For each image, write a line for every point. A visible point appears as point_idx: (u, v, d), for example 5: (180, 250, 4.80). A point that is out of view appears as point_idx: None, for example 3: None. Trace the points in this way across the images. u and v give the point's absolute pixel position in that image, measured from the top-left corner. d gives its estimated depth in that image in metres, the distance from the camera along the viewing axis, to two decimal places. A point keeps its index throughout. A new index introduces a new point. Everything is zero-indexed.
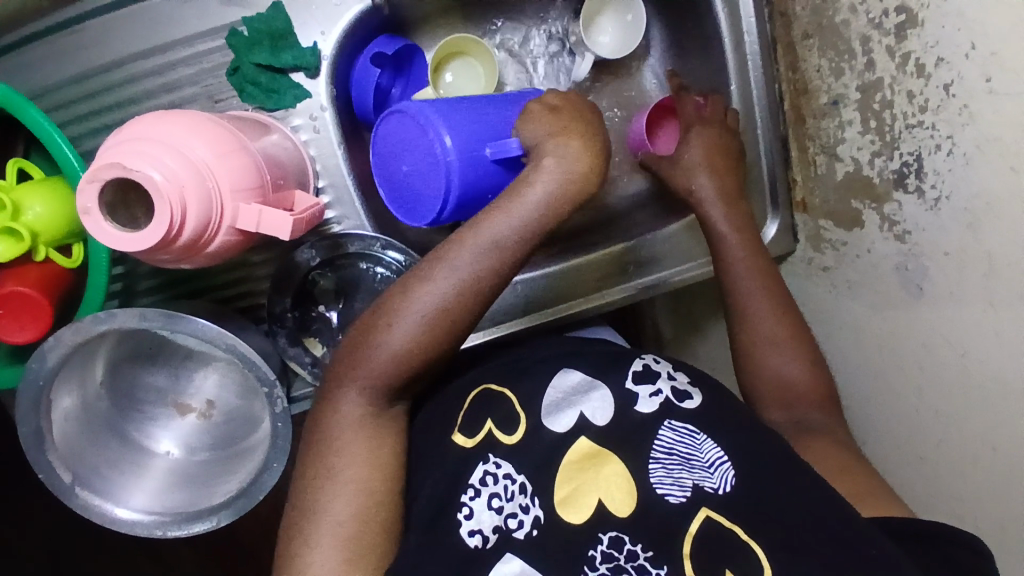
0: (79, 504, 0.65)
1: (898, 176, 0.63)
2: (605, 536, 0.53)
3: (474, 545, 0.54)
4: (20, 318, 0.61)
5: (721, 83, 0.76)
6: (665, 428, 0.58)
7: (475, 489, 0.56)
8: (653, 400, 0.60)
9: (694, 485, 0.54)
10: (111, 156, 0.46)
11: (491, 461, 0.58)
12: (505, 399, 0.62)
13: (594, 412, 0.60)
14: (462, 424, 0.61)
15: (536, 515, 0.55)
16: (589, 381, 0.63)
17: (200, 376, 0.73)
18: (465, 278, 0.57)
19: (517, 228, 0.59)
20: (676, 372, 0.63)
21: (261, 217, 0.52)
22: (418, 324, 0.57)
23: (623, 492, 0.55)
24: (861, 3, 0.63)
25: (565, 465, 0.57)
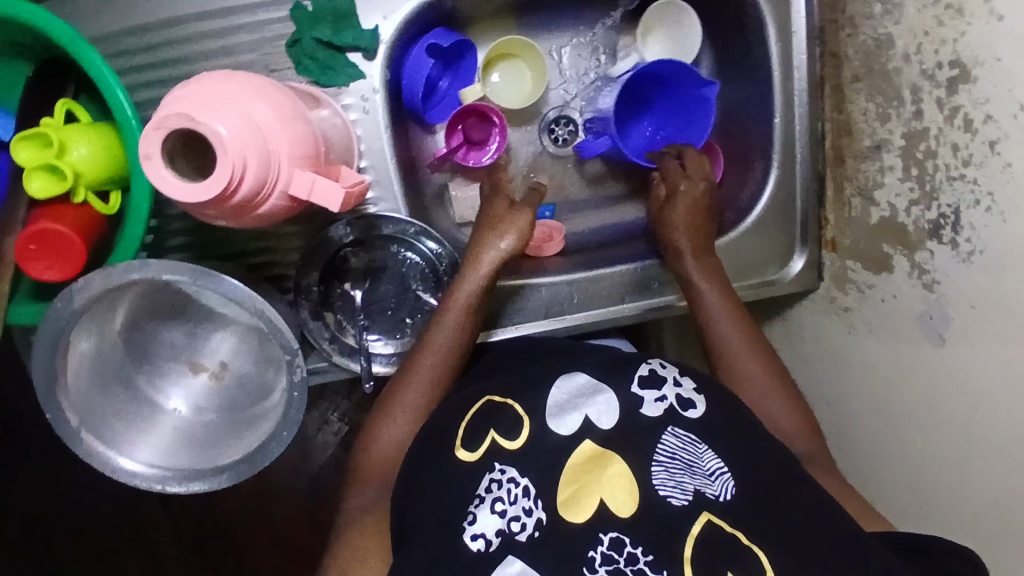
0: (82, 450, 0.65)
1: (933, 226, 0.64)
2: (605, 536, 0.51)
3: (477, 549, 0.52)
4: (50, 256, 0.60)
5: (765, 114, 0.77)
6: (668, 434, 0.57)
7: (480, 497, 0.54)
8: (658, 405, 0.59)
9: (695, 491, 0.53)
10: (179, 107, 0.47)
11: (497, 468, 0.56)
12: (508, 409, 0.59)
13: (598, 415, 0.58)
14: (463, 439, 0.58)
15: (538, 517, 0.53)
16: (594, 385, 0.60)
17: (216, 337, 0.72)
18: (442, 366, 0.67)
19: (466, 309, 0.68)
20: (682, 378, 0.62)
21: (314, 186, 0.53)
22: (410, 405, 0.65)
23: (625, 492, 0.53)
24: (916, 53, 0.64)
25: (569, 468, 0.55)
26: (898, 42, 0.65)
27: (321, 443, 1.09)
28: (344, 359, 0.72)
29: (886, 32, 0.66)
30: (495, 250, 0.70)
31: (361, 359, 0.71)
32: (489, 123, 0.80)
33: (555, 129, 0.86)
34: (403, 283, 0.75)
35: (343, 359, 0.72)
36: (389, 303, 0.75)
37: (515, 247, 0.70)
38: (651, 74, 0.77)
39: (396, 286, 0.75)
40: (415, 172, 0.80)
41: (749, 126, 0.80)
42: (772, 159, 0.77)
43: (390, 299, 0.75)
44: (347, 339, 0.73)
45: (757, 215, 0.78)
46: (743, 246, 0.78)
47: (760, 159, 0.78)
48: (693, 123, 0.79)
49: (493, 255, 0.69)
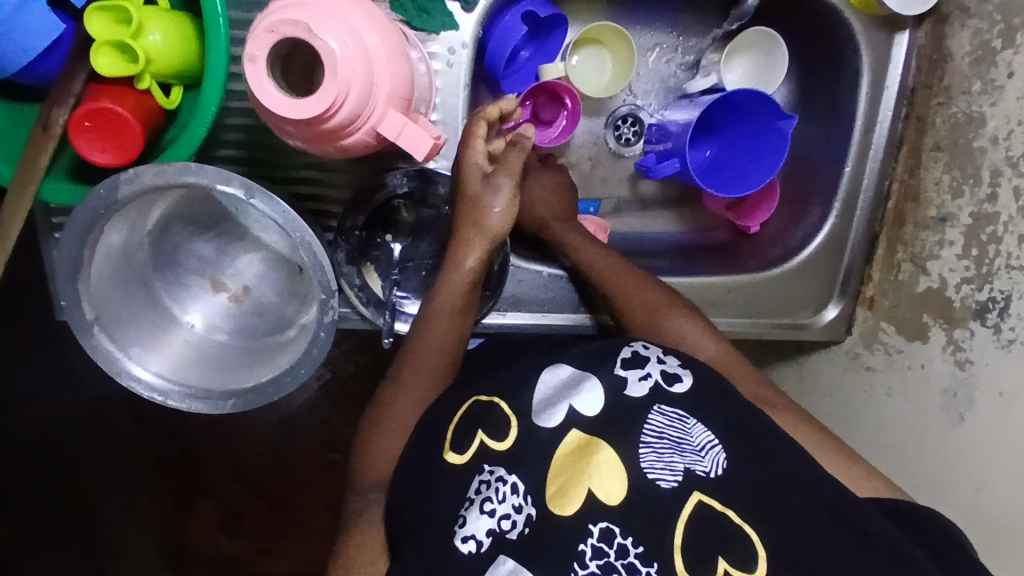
0: (91, 346, 0.62)
1: (980, 307, 0.65)
2: (595, 527, 0.48)
3: (468, 552, 0.49)
4: (105, 138, 0.57)
5: (837, 160, 0.77)
6: (654, 412, 0.53)
7: (470, 498, 0.51)
8: (642, 386, 0.56)
9: (685, 470, 0.50)
10: (293, 14, 0.45)
11: (485, 470, 0.52)
12: (495, 408, 0.55)
13: (583, 403, 0.54)
14: (452, 442, 0.55)
15: (529, 513, 0.50)
16: (579, 375, 0.57)
17: (245, 259, 0.70)
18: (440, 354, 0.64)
19: (458, 306, 0.65)
20: (666, 356, 0.59)
21: (404, 129, 0.51)
22: (404, 400, 0.63)
23: (614, 480, 0.50)
24: (1005, 137, 0.64)
25: (557, 458, 0.52)
26: (990, 122, 0.66)
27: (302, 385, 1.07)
28: (370, 311, 0.70)
29: (980, 110, 0.67)
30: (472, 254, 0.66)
31: (386, 314, 0.69)
32: (559, 103, 0.78)
33: (620, 127, 0.83)
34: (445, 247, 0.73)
35: (369, 311, 0.70)
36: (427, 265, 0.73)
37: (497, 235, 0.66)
38: (725, 101, 0.74)
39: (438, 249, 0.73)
40: None
41: (816, 169, 0.79)
42: (832, 207, 0.77)
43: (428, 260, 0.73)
44: (378, 290, 0.72)
45: (804, 258, 0.78)
46: (783, 285, 0.78)
47: (820, 204, 0.78)
48: (763, 158, 0.74)
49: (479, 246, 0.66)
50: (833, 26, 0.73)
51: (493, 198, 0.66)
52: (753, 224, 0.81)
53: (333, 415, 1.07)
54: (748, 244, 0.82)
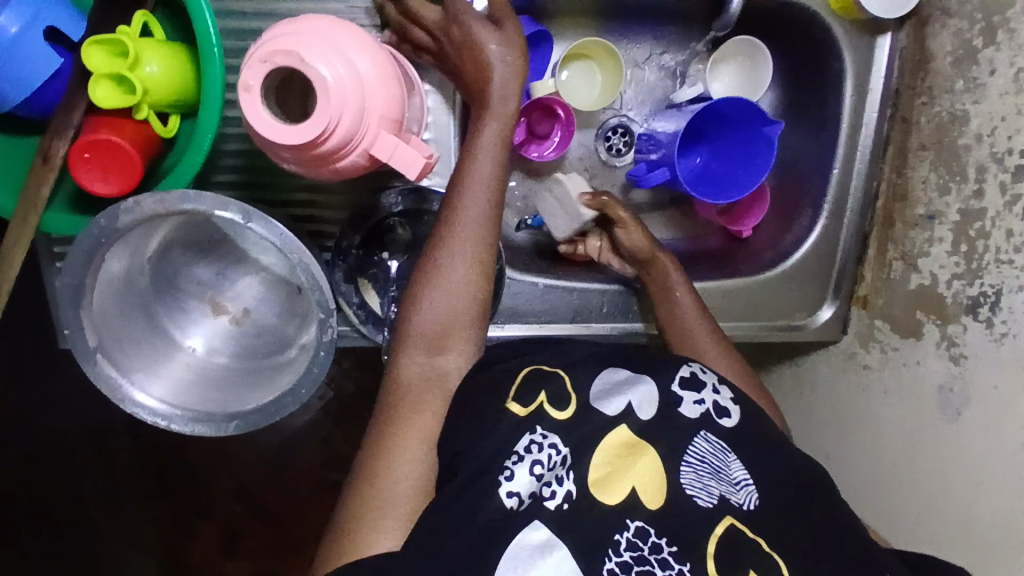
0: (94, 373, 0.63)
1: (972, 303, 0.66)
2: (632, 523, 0.48)
3: (509, 506, 0.48)
4: (105, 169, 0.59)
5: (825, 163, 0.78)
6: (700, 437, 0.53)
7: (517, 454, 0.50)
8: (695, 408, 0.55)
9: (720, 496, 0.50)
10: (286, 44, 0.46)
11: (538, 431, 0.51)
12: (556, 378, 0.55)
13: (640, 402, 0.54)
14: (516, 393, 0.54)
15: (570, 489, 0.49)
16: (634, 376, 0.56)
17: (244, 281, 0.71)
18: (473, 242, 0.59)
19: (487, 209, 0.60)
20: (721, 386, 0.58)
21: (396, 150, 0.52)
22: (449, 296, 0.59)
23: (655, 483, 0.50)
24: (989, 134, 0.65)
25: (602, 449, 0.51)
26: (974, 120, 0.67)
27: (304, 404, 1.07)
28: (370, 329, 0.72)
29: (963, 109, 0.68)
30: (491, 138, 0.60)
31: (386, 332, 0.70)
32: (553, 117, 0.80)
33: (611, 138, 0.84)
34: None
35: (369, 329, 0.72)
36: None
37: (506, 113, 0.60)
38: (711, 110, 0.75)
39: None
40: None
41: (804, 173, 0.80)
42: (822, 208, 0.78)
43: None
44: (376, 308, 0.73)
45: (796, 259, 0.79)
46: (776, 288, 0.79)
47: (810, 207, 0.79)
48: (754, 163, 0.75)
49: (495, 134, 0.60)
50: (816, 32, 0.74)
51: (488, 67, 0.59)
52: (746, 228, 0.81)
53: (335, 433, 1.08)
54: (741, 249, 0.83)
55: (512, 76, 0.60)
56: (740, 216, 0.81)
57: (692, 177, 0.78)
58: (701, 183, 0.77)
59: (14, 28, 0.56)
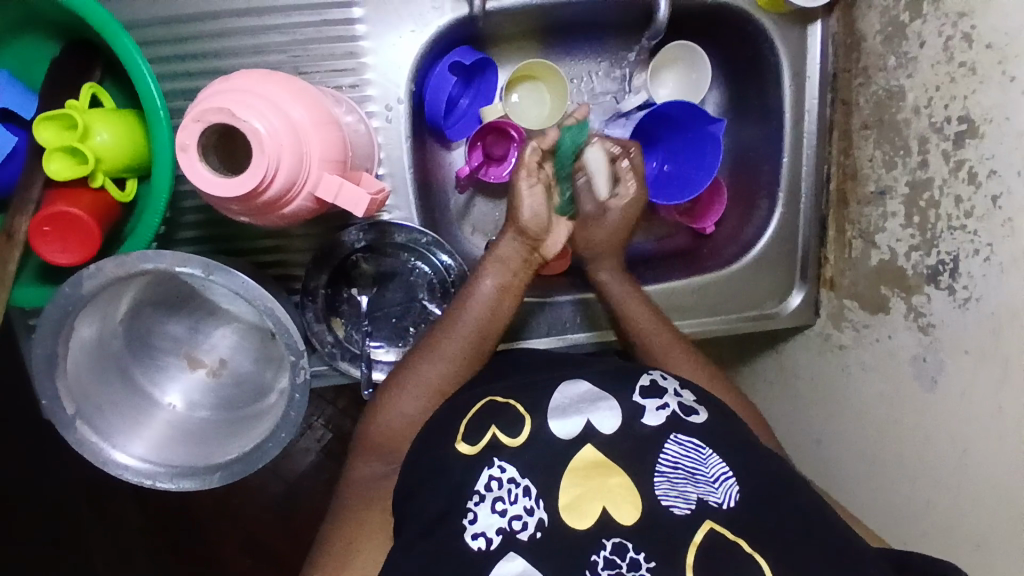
0: (75, 439, 0.64)
1: (932, 272, 0.66)
2: (608, 541, 0.49)
3: (477, 548, 0.50)
4: (64, 239, 0.60)
5: (775, 153, 0.79)
6: (670, 441, 0.54)
7: (479, 493, 0.52)
8: (660, 414, 0.56)
9: (698, 499, 0.51)
10: (217, 101, 0.47)
11: (496, 465, 0.53)
12: (510, 408, 0.57)
13: (601, 421, 0.56)
14: (465, 432, 0.57)
15: (540, 517, 0.51)
16: (596, 392, 0.58)
17: (218, 333, 0.72)
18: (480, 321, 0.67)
19: (495, 298, 0.67)
20: (682, 389, 0.60)
21: (341, 190, 0.53)
22: (444, 363, 0.65)
23: (627, 501, 0.51)
24: (926, 106, 0.66)
25: (569, 472, 0.53)
26: (909, 94, 0.68)
27: (301, 449, 1.08)
28: (346, 364, 0.73)
29: (898, 84, 0.69)
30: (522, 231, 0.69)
31: (361, 365, 0.72)
32: (507, 139, 0.81)
33: None
34: (411, 292, 0.75)
35: (344, 364, 0.73)
36: (395, 311, 0.75)
37: (535, 233, 0.69)
38: (657, 113, 0.77)
39: (404, 295, 0.75)
40: (433, 188, 0.81)
41: (757, 164, 0.82)
42: (777, 197, 0.79)
43: (396, 307, 0.76)
44: (350, 343, 0.74)
45: (759, 249, 0.80)
46: (743, 280, 0.80)
47: (766, 196, 0.80)
48: (704, 160, 0.77)
49: (518, 250, 0.69)
50: (747, 27, 0.76)
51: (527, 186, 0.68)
52: (708, 225, 0.83)
53: (334, 475, 1.08)
54: (705, 246, 0.84)
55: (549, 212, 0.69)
56: (701, 212, 0.83)
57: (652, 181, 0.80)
58: (659, 187, 0.80)
59: None
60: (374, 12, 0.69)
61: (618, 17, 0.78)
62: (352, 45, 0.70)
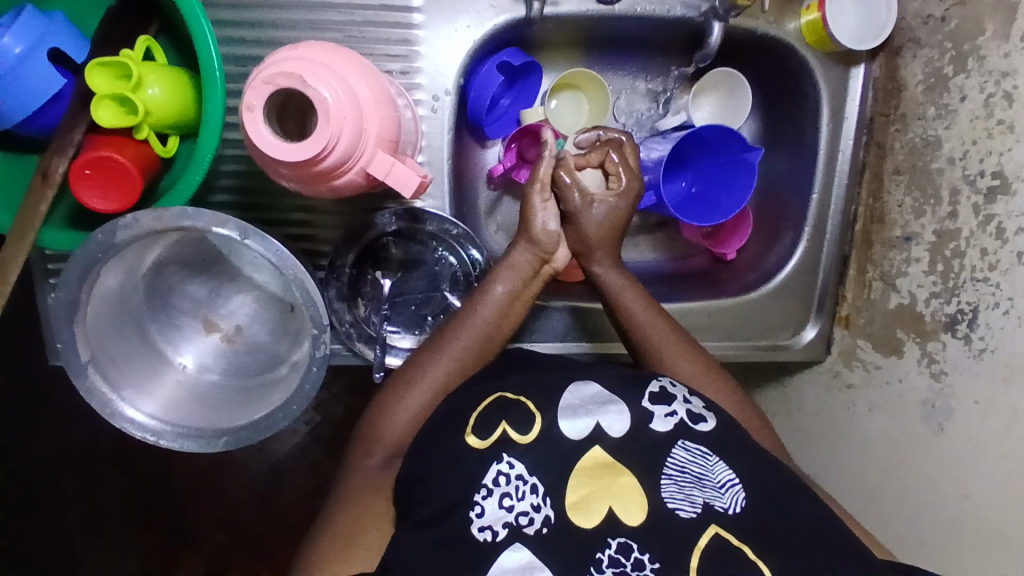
0: (85, 387, 0.63)
1: (950, 320, 0.68)
2: (614, 540, 0.49)
3: (484, 539, 0.50)
4: (105, 185, 0.60)
5: (804, 188, 0.81)
6: (677, 447, 0.55)
7: (487, 488, 0.52)
8: (667, 420, 0.57)
9: (704, 503, 0.51)
10: (287, 66, 0.48)
11: (504, 460, 0.54)
12: (521, 404, 0.57)
13: (609, 424, 0.56)
14: (475, 425, 0.57)
15: (547, 514, 0.51)
16: (605, 395, 0.59)
17: (237, 300, 0.72)
18: (487, 328, 0.67)
19: (500, 309, 0.68)
20: (691, 396, 0.60)
21: (393, 169, 0.53)
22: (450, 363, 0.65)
23: (634, 501, 0.51)
24: (961, 157, 0.67)
25: (577, 472, 0.53)
26: (945, 144, 0.69)
27: (292, 430, 1.07)
28: (361, 345, 0.73)
29: (935, 134, 0.70)
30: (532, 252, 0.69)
31: (376, 347, 0.71)
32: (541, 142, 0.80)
33: None
34: (434, 282, 0.76)
35: (359, 345, 0.73)
36: (416, 299, 0.75)
37: (547, 247, 0.69)
38: (694, 136, 0.78)
39: (426, 283, 0.75)
40: (465, 183, 0.82)
41: (784, 197, 0.83)
42: (803, 231, 0.81)
43: (417, 294, 0.75)
44: (369, 325, 0.74)
45: (779, 280, 0.81)
46: (760, 308, 0.81)
47: (791, 229, 0.82)
48: (735, 187, 0.78)
49: (527, 259, 0.69)
50: (792, 62, 0.77)
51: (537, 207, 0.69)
52: (729, 251, 0.84)
53: (324, 458, 1.07)
54: (725, 270, 0.86)
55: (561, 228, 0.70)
56: (726, 235, 0.84)
57: (683, 202, 0.81)
58: (691, 208, 0.80)
59: (18, 49, 0.58)
60: (434, 3, 0.70)
61: (667, 36, 0.79)
62: (408, 32, 0.70)
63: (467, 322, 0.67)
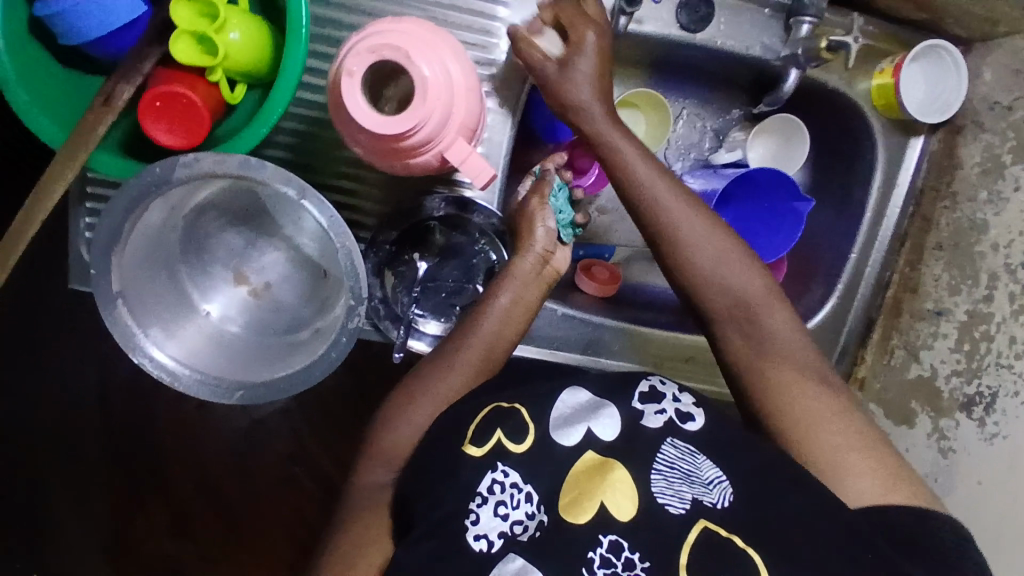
0: (111, 318, 0.63)
1: (967, 400, 0.69)
2: (604, 539, 0.49)
3: (478, 550, 0.50)
4: (172, 119, 0.59)
5: (843, 247, 0.81)
6: (667, 444, 0.53)
7: (481, 496, 0.52)
8: (658, 418, 0.55)
9: (693, 500, 0.50)
10: (393, 38, 0.48)
11: (499, 469, 0.53)
12: (517, 412, 0.56)
13: (601, 428, 0.55)
14: (472, 436, 0.56)
15: (541, 519, 0.51)
16: (597, 401, 0.57)
17: (271, 255, 0.71)
18: (492, 343, 0.67)
19: (505, 319, 0.68)
20: (681, 394, 0.57)
21: (468, 158, 0.53)
22: (456, 372, 0.65)
23: (627, 498, 0.51)
24: (1004, 245, 0.69)
25: (571, 476, 0.53)
26: (991, 230, 0.71)
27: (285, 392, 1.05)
28: (386, 324, 0.72)
29: (983, 218, 0.72)
30: (529, 256, 0.70)
31: (402, 329, 0.71)
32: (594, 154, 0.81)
33: None
34: (468, 273, 0.75)
35: (385, 323, 0.72)
36: (447, 286, 0.75)
37: (547, 245, 0.70)
38: (744, 177, 0.78)
39: (460, 273, 0.75)
40: (512, 182, 0.81)
41: (820, 252, 0.84)
42: (835, 288, 0.81)
43: (449, 282, 0.75)
44: (397, 306, 0.73)
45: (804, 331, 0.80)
46: None
47: (823, 284, 0.82)
48: (777, 235, 0.79)
49: (531, 263, 0.70)
50: (855, 121, 0.78)
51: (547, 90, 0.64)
52: None
53: (312, 426, 1.05)
54: None
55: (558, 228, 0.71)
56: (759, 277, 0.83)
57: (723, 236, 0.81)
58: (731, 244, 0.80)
59: None
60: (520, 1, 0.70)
61: (738, 74, 0.79)
62: (490, 24, 0.70)
63: (470, 330, 0.67)
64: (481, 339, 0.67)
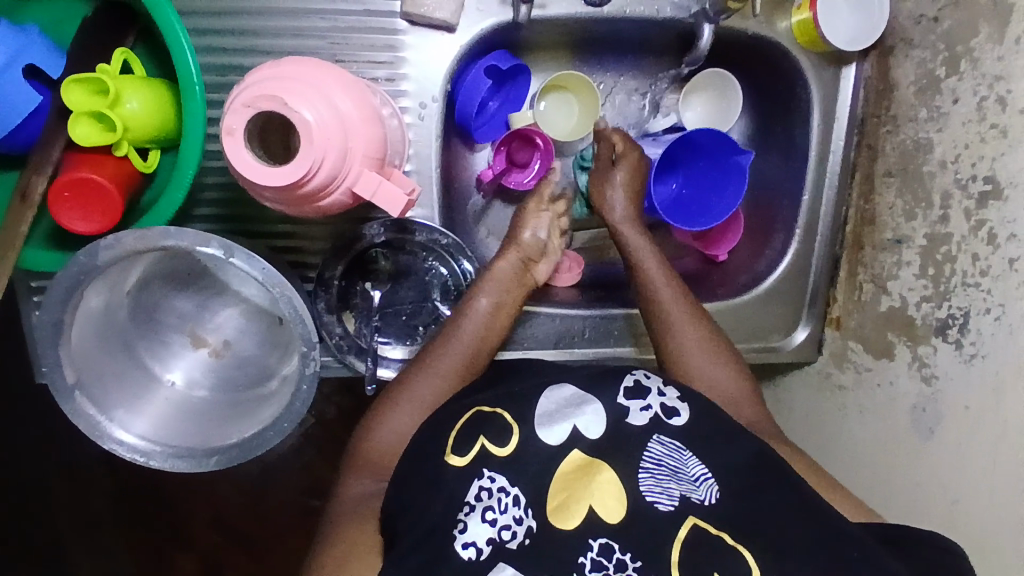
0: (73, 410, 0.63)
1: (941, 324, 0.68)
2: (595, 542, 0.49)
3: (468, 558, 0.48)
4: (86, 206, 0.59)
5: (795, 190, 0.80)
6: (654, 441, 0.53)
7: (469, 504, 0.50)
8: (643, 414, 0.55)
9: (681, 496, 0.51)
10: (269, 88, 0.48)
11: (486, 476, 0.51)
12: (496, 418, 0.54)
13: (586, 425, 0.54)
14: (453, 445, 0.54)
15: (529, 525, 0.50)
16: (580, 395, 0.56)
17: (224, 313, 0.71)
18: (469, 350, 0.66)
19: (486, 322, 0.68)
20: (667, 386, 0.58)
21: (379, 188, 0.52)
22: (434, 378, 0.65)
23: (613, 498, 0.50)
24: (952, 162, 0.67)
25: (558, 476, 0.51)
26: (937, 147, 0.69)
27: None
28: (352, 357, 0.72)
29: (927, 137, 0.70)
30: (506, 261, 0.70)
31: (368, 360, 0.70)
32: (533, 146, 0.80)
33: None
34: (424, 292, 0.75)
35: (350, 357, 0.72)
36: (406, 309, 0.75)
37: (529, 249, 0.71)
38: (683, 140, 0.77)
39: (416, 293, 0.75)
40: (453, 188, 0.80)
41: (774, 200, 0.83)
42: (794, 233, 0.80)
43: (406, 304, 0.75)
44: (359, 339, 0.73)
45: (771, 282, 0.81)
46: (752, 311, 0.81)
47: (782, 231, 0.81)
48: (726, 191, 0.77)
49: (512, 264, 0.70)
50: (783, 62, 0.77)
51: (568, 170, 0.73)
52: (720, 252, 0.84)
53: (316, 459, 1.06)
54: (717, 272, 0.85)
55: (545, 234, 0.72)
56: (718, 237, 0.83)
57: (672, 207, 0.79)
58: (680, 212, 0.79)
59: None
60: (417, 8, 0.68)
61: (657, 37, 0.78)
62: (393, 38, 0.69)
63: (452, 337, 0.67)
64: (464, 343, 0.66)
